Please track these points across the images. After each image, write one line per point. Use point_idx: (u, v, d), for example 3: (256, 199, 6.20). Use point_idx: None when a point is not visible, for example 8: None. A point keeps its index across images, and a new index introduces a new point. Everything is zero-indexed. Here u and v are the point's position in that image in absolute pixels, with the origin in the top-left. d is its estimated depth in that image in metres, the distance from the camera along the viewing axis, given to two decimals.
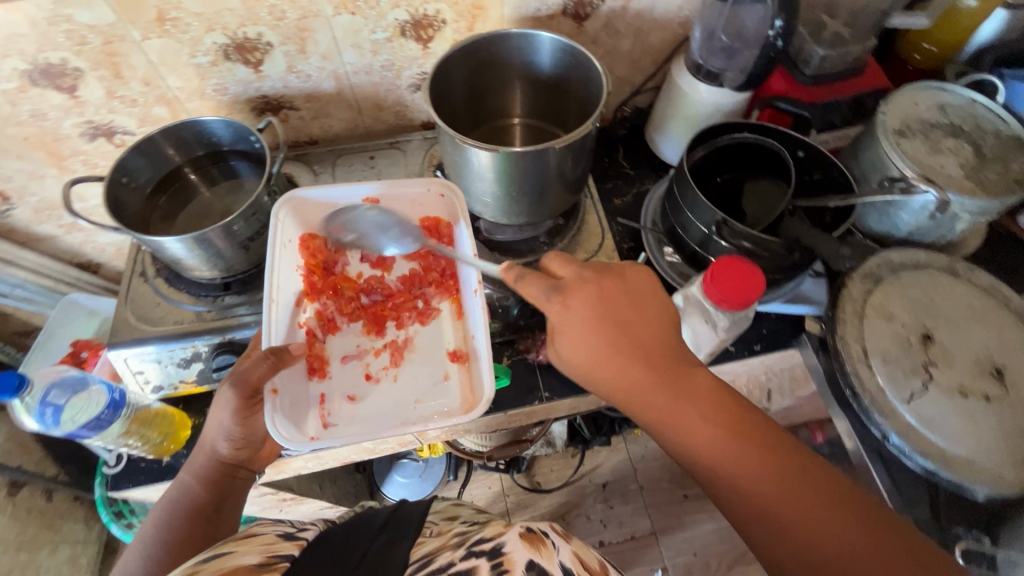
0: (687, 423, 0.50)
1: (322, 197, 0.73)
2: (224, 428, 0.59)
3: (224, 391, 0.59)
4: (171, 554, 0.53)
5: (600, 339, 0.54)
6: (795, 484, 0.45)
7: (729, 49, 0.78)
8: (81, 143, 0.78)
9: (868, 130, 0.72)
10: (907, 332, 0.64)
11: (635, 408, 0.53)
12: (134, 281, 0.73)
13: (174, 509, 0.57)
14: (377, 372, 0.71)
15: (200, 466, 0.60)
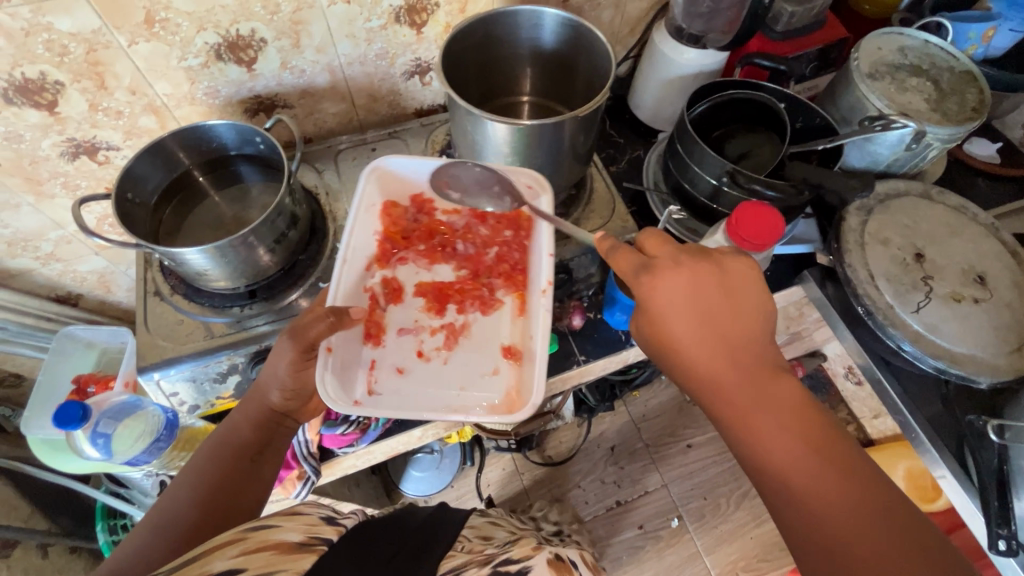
0: (769, 430, 0.49)
1: (406, 168, 0.75)
2: (277, 378, 0.59)
3: (282, 342, 0.59)
4: (216, 497, 0.54)
5: (694, 333, 0.53)
6: (866, 518, 0.44)
7: (710, 12, 0.82)
8: (61, 164, 0.73)
9: (843, 76, 0.79)
10: (902, 254, 0.71)
11: (718, 404, 0.53)
12: (150, 302, 0.69)
13: (222, 449, 0.58)
14: (430, 351, 0.71)
15: (250, 408, 0.61)
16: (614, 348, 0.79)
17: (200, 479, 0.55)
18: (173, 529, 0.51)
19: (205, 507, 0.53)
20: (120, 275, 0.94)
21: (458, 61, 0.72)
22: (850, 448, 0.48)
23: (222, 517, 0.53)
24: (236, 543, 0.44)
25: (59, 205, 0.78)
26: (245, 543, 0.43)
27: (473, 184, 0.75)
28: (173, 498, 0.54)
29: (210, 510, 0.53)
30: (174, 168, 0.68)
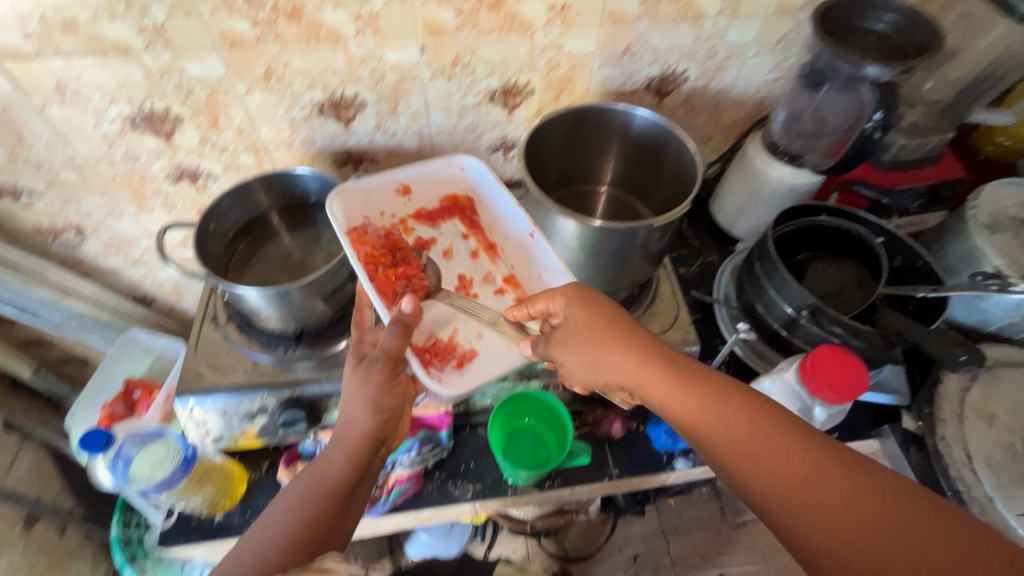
0: (742, 438, 0.46)
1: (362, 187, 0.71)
2: (368, 401, 0.56)
3: (370, 365, 0.56)
4: (301, 537, 0.53)
5: (624, 350, 0.53)
6: (889, 535, 0.38)
7: (811, 132, 0.76)
8: (165, 184, 0.79)
9: (956, 221, 0.72)
10: (1013, 438, 0.61)
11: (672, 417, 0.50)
12: (205, 327, 0.72)
13: (314, 483, 0.56)
14: (466, 338, 0.69)
15: (348, 440, 0.57)
16: (653, 468, 0.72)
17: (297, 505, 0.55)
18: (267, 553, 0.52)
19: (291, 549, 0.52)
20: (192, 287, 0.99)
21: (544, 146, 0.72)
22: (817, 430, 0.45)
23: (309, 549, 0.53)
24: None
25: (155, 219, 0.84)
26: None
27: (418, 186, 0.75)
28: (267, 530, 0.54)
29: (299, 539, 0.53)
30: (255, 207, 0.71)
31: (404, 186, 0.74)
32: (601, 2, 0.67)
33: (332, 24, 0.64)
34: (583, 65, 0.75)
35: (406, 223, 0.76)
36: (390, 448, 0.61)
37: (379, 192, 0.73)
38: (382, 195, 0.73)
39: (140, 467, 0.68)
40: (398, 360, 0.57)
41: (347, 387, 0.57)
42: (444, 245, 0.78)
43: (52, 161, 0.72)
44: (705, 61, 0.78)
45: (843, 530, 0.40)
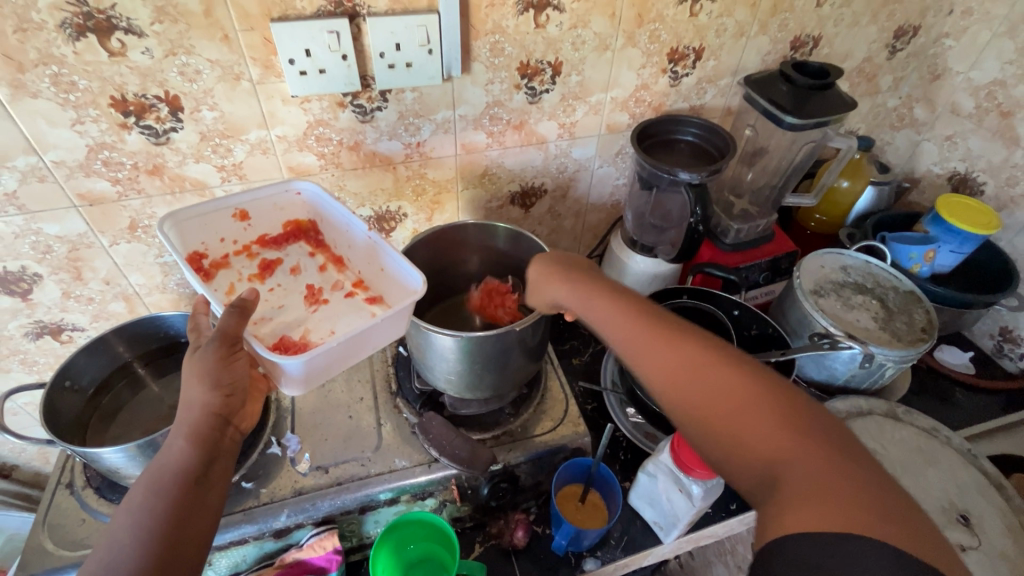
0: (626, 324, 0.55)
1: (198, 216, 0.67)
2: (207, 378, 0.54)
3: (197, 353, 0.55)
4: (162, 536, 0.47)
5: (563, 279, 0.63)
6: (705, 375, 0.47)
7: (658, 227, 0.88)
8: (23, 342, 0.75)
9: (789, 291, 0.82)
10: None
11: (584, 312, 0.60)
12: (58, 495, 0.65)
13: (161, 473, 0.51)
14: (319, 335, 0.67)
15: (188, 424, 0.53)
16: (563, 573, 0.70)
17: (140, 518, 0.48)
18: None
19: (150, 548, 0.46)
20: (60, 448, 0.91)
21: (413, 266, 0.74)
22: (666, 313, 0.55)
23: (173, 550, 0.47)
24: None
25: (12, 378, 0.79)
26: None
27: (256, 210, 0.71)
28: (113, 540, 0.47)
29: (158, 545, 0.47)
30: (120, 356, 0.69)
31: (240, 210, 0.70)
32: (452, 138, 0.76)
33: (195, 176, 0.67)
34: (448, 189, 0.83)
35: (250, 248, 0.73)
36: (238, 429, 0.58)
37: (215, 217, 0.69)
38: (219, 221, 0.69)
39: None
40: (237, 337, 0.57)
41: (184, 369, 0.55)
42: (291, 264, 0.74)
43: None
44: (558, 175, 0.89)
45: (671, 373, 0.49)
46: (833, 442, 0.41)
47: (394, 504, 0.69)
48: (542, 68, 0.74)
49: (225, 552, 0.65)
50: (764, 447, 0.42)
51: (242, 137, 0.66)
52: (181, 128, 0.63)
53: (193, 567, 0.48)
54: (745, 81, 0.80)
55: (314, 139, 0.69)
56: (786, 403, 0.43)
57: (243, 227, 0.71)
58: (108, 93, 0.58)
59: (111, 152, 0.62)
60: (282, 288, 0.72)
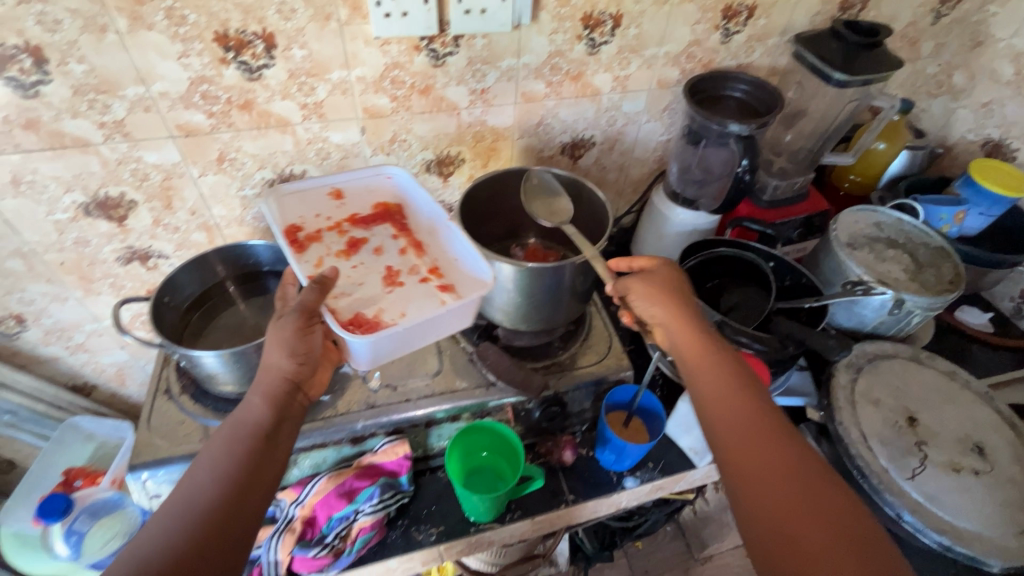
0: (733, 407, 0.56)
1: (299, 193, 0.79)
2: (285, 345, 0.61)
3: (283, 319, 0.63)
4: (234, 486, 0.53)
5: (668, 305, 0.65)
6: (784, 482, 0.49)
7: (701, 180, 0.92)
8: (114, 267, 0.82)
9: (824, 243, 0.87)
10: (895, 415, 0.72)
11: (689, 364, 0.62)
12: (158, 400, 0.73)
13: (239, 427, 0.57)
14: (391, 315, 0.74)
15: (266, 382, 0.60)
16: (606, 488, 0.77)
17: (218, 467, 0.54)
18: (194, 512, 0.50)
19: (224, 493, 0.52)
20: (136, 370, 1.00)
21: (472, 204, 0.79)
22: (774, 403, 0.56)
23: (239, 503, 0.52)
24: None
25: (102, 302, 0.86)
26: None
27: (351, 191, 0.83)
28: (193, 481, 0.53)
29: (230, 491, 0.52)
30: (211, 278, 0.76)
31: (336, 190, 0.81)
32: (514, 86, 0.81)
33: (281, 113, 0.72)
34: (505, 137, 0.87)
35: (341, 226, 0.82)
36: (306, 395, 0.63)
37: (314, 195, 0.80)
38: (318, 200, 0.81)
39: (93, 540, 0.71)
40: (312, 311, 0.64)
41: (267, 336, 0.63)
42: (375, 244, 0.82)
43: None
44: (607, 128, 0.93)
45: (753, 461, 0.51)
46: None
47: (455, 421, 0.75)
48: (604, 19, 0.77)
49: (308, 454, 0.72)
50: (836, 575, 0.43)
51: (325, 76, 0.71)
52: (272, 65, 0.68)
53: (255, 515, 0.52)
54: (796, 39, 0.84)
55: (389, 81, 0.74)
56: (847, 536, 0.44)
57: (336, 206, 0.82)
58: (213, 28, 0.62)
59: (210, 86, 0.67)
60: (364, 266, 0.79)
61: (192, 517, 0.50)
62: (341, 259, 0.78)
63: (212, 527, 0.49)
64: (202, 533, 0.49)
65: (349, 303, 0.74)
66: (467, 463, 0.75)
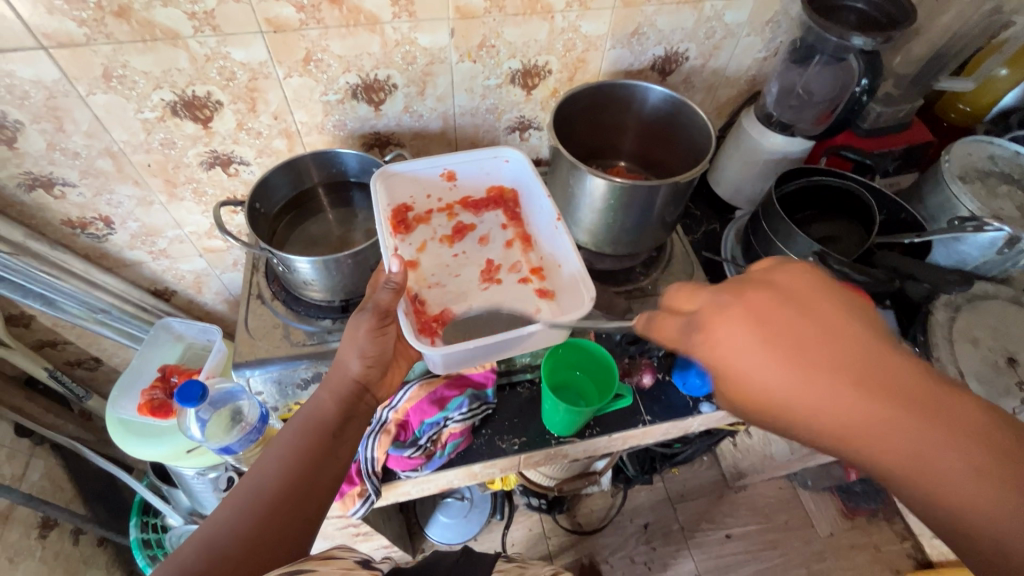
0: (982, 497, 0.35)
1: (407, 171, 0.78)
2: (358, 346, 0.63)
3: (361, 315, 0.64)
4: (296, 477, 0.56)
5: (805, 368, 0.38)
6: None
7: (800, 104, 0.85)
8: (197, 172, 0.81)
9: (932, 175, 0.81)
10: (994, 356, 0.70)
11: (883, 469, 0.37)
12: (252, 304, 0.75)
13: (307, 420, 0.61)
14: (482, 317, 0.80)
15: (335, 381, 0.63)
16: (682, 411, 0.79)
17: (283, 459, 0.57)
18: (260, 502, 0.54)
19: (285, 482, 0.56)
20: (213, 279, 1.02)
21: (564, 125, 0.74)
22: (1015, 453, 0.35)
23: (304, 498, 0.56)
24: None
25: (184, 208, 0.86)
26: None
27: (463, 175, 0.84)
28: (263, 464, 0.57)
29: (294, 484, 0.56)
30: (302, 185, 0.76)
31: (448, 170, 0.82)
32: None
33: (371, 9, 0.68)
34: (596, 47, 0.81)
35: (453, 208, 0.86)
36: (374, 396, 0.66)
37: (427, 175, 0.81)
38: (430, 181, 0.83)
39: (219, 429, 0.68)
40: (387, 311, 0.64)
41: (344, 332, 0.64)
42: (483, 231, 0.87)
43: (89, 150, 0.74)
44: (704, 42, 0.86)
45: None
46: None
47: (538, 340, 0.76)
48: None
49: None
50: None
51: None
52: None
53: (320, 509, 0.57)
54: None
55: None
56: None
57: (447, 187, 0.84)
58: None
59: None
60: (466, 255, 0.86)
61: (259, 505, 0.54)
62: (445, 246, 0.85)
63: (272, 512, 0.54)
64: (264, 519, 0.53)
65: (443, 293, 0.81)
66: (566, 386, 0.76)
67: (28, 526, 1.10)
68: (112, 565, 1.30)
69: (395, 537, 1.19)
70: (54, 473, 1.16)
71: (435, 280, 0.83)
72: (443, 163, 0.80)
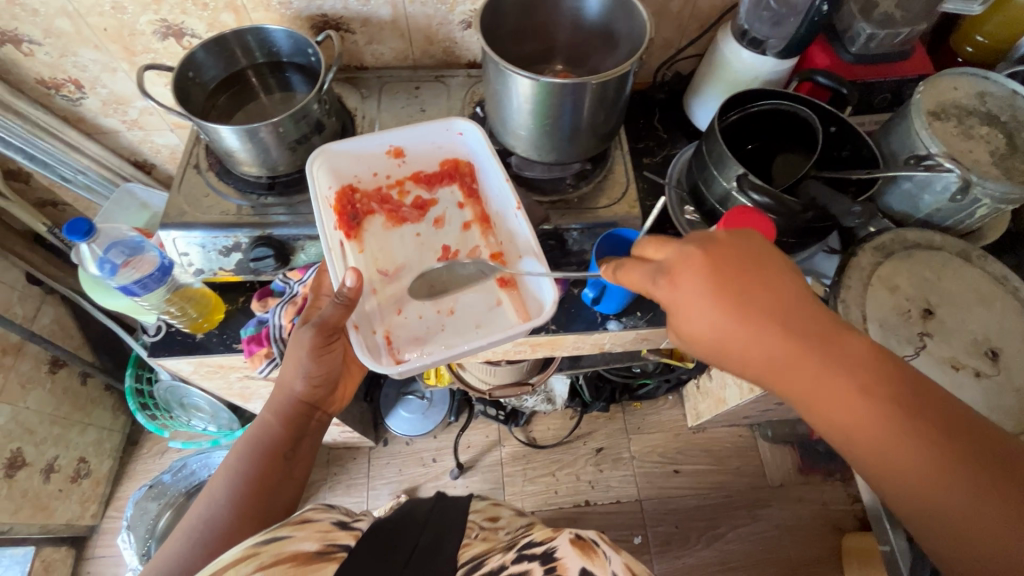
0: (823, 396, 0.49)
1: (350, 151, 0.79)
2: (302, 368, 0.69)
3: (303, 332, 0.68)
4: (247, 506, 0.63)
5: (724, 311, 0.52)
6: (932, 461, 0.45)
7: (777, 16, 0.79)
8: (153, 41, 0.84)
9: (904, 108, 0.73)
10: (909, 305, 0.66)
11: (761, 377, 0.53)
12: (188, 172, 0.79)
13: (256, 443, 0.68)
14: (442, 307, 0.82)
15: (279, 402, 0.71)
16: (589, 326, 0.80)
17: (233, 488, 0.64)
18: (212, 532, 0.60)
19: (239, 511, 0.62)
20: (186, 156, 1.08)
21: (499, 15, 0.70)
22: (857, 362, 0.48)
23: (258, 519, 0.63)
24: (248, 561, 0.51)
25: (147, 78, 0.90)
26: (259, 558, 0.52)
27: (411, 150, 0.84)
28: (212, 495, 0.63)
29: (246, 512, 0.62)
30: (236, 62, 0.78)
31: (396, 149, 0.82)
32: None
33: None
34: None
35: (402, 183, 0.87)
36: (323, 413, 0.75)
37: (374, 154, 0.82)
38: (375, 159, 0.83)
39: (122, 275, 0.70)
40: (332, 326, 0.68)
41: (287, 353, 0.70)
42: (439, 211, 0.87)
43: (47, 8, 0.77)
44: None
45: (893, 463, 0.47)
46: None
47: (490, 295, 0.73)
48: None
49: (315, 243, 0.77)
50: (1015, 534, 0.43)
51: None
52: None
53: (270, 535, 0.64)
54: None
55: None
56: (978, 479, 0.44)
57: (396, 164, 0.84)
58: None
59: None
60: (424, 240, 0.86)
61: (212, 535, 0.59)
62: (398, 230, 0.86)
63: (228, 539, 0.60)
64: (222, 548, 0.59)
65: (402, 283, 0.83)
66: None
67: (40, 361, 1.27)
68: (118, 408, 1.50)
69: (347, 418, 1.30)
70: (63, 319, 1.32)
71: (387, 271, 0.83)
72: (389, 142, 0.81)
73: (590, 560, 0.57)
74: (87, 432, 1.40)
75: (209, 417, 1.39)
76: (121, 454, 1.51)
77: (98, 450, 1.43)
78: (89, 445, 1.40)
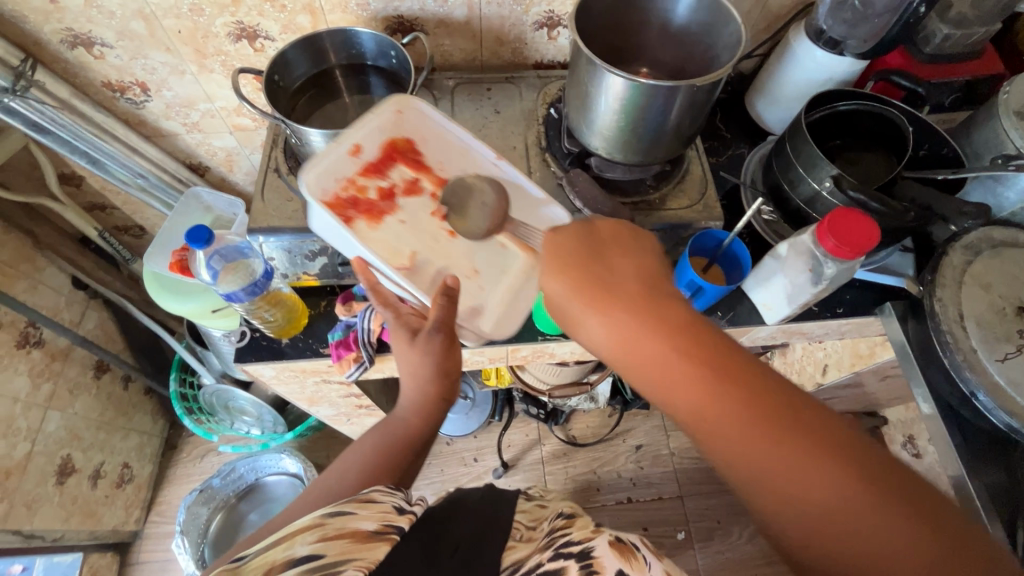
0: (683, 391, 0.44)
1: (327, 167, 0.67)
2: (438, 365, 0.66)
3: (432, 337, 0.63)
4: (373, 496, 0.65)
5: (592, 293, 0.50)
6: (796, 465, 0.40)
7: (856, 18, 0.78)
8: (226, 44, 0.83)
9: (988, 107, 0.74)
10: (1003, 303, 0.67)
11: (634, 379, 0.48)
12: (269, 175, 0.78)
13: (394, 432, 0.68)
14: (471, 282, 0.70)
15: (420, 396, 0.69)
16: None
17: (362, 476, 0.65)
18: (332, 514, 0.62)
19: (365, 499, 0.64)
20: (243, 159, 1.07)
21: (587, 15, 0.70)
22: (724, 360, 0.44)
23: None
24: (315, 527, 0.52)
25: (214, 81, 0.89)
26: (323, 530, 0.51)
27: (365, 141, 0.70)
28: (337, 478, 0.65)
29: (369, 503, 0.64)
30: (321, 63, 0.77)
31: (356, 145, 0.69)
32: None
33: None
34: None
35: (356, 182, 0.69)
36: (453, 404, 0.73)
37: (336, 160, 0.68)
38: (338, 162, 0.68)
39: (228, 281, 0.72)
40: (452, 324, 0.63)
41: (421, 344, 0.64)
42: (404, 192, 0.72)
43: (123, 11, 0.76)
44: None
45: (764, 473, 0.41)
46: (924, 510, 0.38)
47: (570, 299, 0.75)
48: None
49: None
50: (894, 554, 0.38)
51: None
52: None
53: None
54: None
55: None
56: (854, 488, 0.39)
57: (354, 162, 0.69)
58: None
59: None
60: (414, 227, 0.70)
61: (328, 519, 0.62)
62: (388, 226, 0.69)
63: None
64: None
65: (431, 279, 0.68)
66: None
67: (85, 366, 1.26)
68: (157, 413, 1.49)
69: None
70: (106, 324, 1.31)
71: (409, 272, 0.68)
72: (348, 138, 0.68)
73: (628, 562, 0.55)
74: (129, 437, 1.39)
75: (254, 421, 1.39)
76: (160, 458, 1.50)
77: (139, 455, 1.42)
78: (131, 451, 1.39)
